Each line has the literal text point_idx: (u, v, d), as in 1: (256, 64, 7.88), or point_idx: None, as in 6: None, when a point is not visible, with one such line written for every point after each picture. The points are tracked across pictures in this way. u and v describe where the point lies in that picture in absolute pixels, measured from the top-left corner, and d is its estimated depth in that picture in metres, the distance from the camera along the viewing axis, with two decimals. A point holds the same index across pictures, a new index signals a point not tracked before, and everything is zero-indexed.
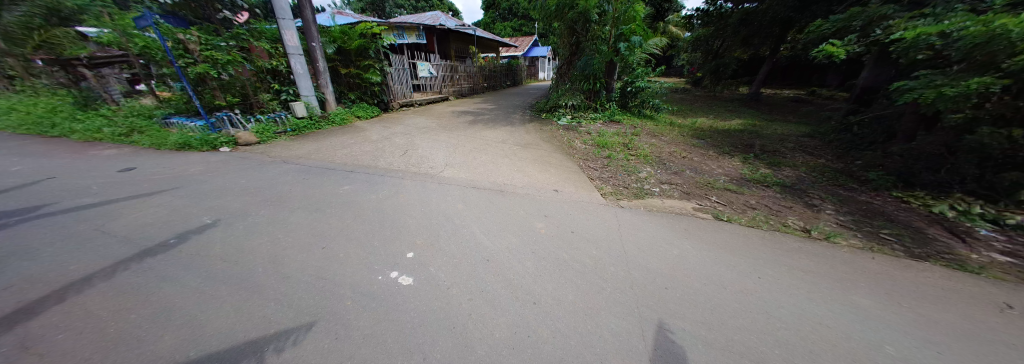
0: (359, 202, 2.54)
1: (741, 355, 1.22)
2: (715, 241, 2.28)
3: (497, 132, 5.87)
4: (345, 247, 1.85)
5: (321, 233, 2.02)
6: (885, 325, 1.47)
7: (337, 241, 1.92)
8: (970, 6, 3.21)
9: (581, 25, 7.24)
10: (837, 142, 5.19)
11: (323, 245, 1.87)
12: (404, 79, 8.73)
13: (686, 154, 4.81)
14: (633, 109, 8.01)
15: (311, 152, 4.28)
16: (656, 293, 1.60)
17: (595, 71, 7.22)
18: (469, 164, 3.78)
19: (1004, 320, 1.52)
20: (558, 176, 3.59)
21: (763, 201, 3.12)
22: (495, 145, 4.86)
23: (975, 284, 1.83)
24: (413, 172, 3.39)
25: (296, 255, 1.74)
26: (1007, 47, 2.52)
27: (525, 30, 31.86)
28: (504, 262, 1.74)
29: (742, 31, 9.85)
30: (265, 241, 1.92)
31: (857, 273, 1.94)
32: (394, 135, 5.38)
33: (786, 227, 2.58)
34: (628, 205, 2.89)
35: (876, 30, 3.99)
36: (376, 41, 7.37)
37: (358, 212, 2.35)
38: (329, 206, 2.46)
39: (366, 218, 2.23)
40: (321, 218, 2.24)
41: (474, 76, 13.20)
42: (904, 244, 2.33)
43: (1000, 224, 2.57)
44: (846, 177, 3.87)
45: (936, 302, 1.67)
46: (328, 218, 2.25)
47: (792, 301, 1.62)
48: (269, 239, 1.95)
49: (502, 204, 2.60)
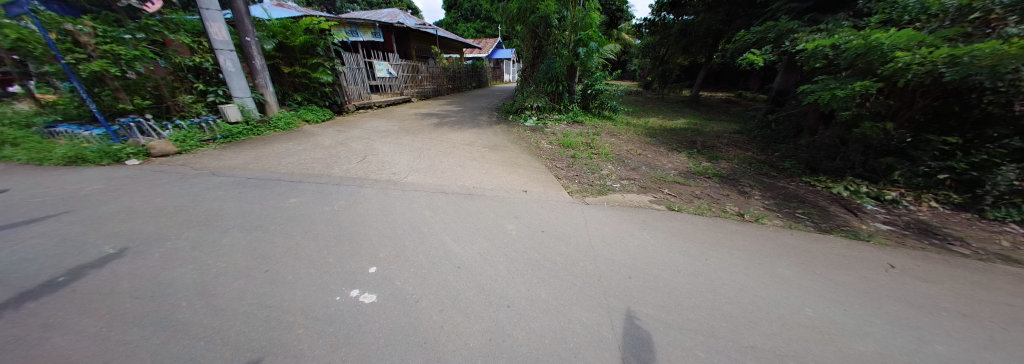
0: (310, 216, 2.31)
1: (696, 332, 1.37)
2: (669, 230, 2.49)
3: (463, 134, 5.76)
4: (293, 268, 1.66)
5: (262, 256, 1.79)
6: (803, 290, 1.74)
7: (283, 262, 1.72)
8: (851, 24, 3.96)
9: (542, 29, 7.46)
10: (761, 137, 6.02)
11: (267, 267, 1.67)
12: (359, 79, 8.19)
13: (641, 151, 5.20)
14: (593, 110, 8.43)
15: (250, 161, 3.80)
16: (620, 284, 1.70)
17: (558, 74, 7.47)
18: (435, 168, 3.67)
19: (885, 278, 1.91)
20: (527, 176, 3.65)
21: (707, 191, 3.49)
22: (461, 147, 4.78)
23: (865, 250, 2.26)
24: (374, 179, 3.19)
25: (232, 283, 1.52)
26: (881, 57, 3.15)
27: (488, 33, 32.00)
28: (475, 268, 1.71)
29: (683, 40, 11.01)
30: (190, 270, 1.64)
31: (781, 248, 2.27)
32: (351, 140, 5.01)
33: (725, 212, 2.91)
34: (593, 202, 3.02)
35: (786, 41, 4.72)
36: (325, 38, 6.82)
37: (309, 227, 2.14)
38: (272, 223, 2.19)
39: (320, 234, 2.04)
40: (264, 237, 1.99)
41: (437, 77, 12.88)
42: (814, 220, 2.78)
43: (880, 201, 3.23)
44: (768, 167, 4.50)
45: (840, 267, 2.02)
46: (272, 236, 2.01)
47: (733, 278, 1.84)
48: (194, 267, 1.67)
49: (472, 208, 2.56)
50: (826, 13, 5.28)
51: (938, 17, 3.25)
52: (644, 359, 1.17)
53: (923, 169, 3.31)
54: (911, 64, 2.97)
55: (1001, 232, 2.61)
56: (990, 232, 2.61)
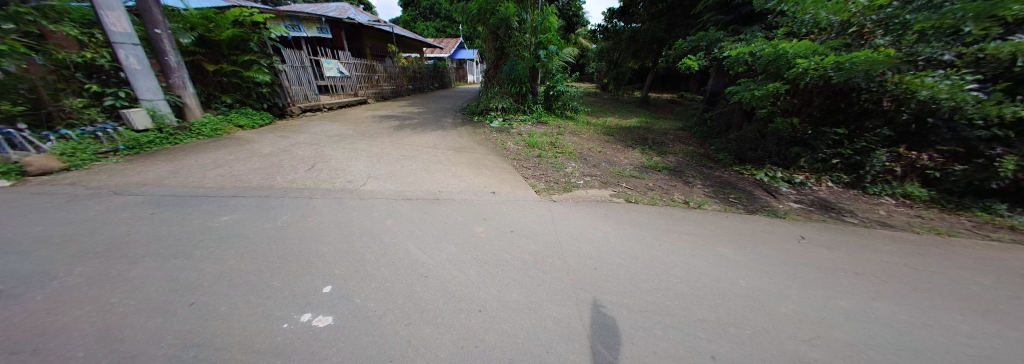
0: (246, 236, 2.02)
1: (655, 312, 1.50)
2: (628, 220, 2.68)
3: (426, 136, 5.56)
4: (227, 296, 1.41)
5: (185, 285, 1.49)
6: (738, 265, 2.01)
7: (213, 291, 1.45)
8: (763, 35, 4.65)
9: (503, 31, 7.51)
10: (699, 132, 6.76)
11: (191, 298, 1.39)
12: (305, 80, 7.62)
13: (601, 149, 5.50)
14: (557, 111, 8.67)
15: (167, 176, 3.23)
16: (587, 276, 1.78)
17: (521, 75, 7.60)
18: (397, 173, 3.49)
19: (797, 248, 2.29)
20: (494, 177, 3.65)
21: (659, 183, 3.82)
22: (424, 151, 4.60)
23: (783, 226, 2.68)
24: (326, 189, 2.92)
25: (142, 323, 1.21)
26: (786, 63, 3.73)
27: (449, 32, 31.37)
28: (443, 275, 1.65)
29: (632, 46, 11.92)
30: (75, 314, 1.26)
31: (719, 229, 2.58)
32: (298, 146, 4.54)
33: (674, 201, 3.23)
34: (560, 199, 3.14)
35: (715, 48, 5.37)
36: (258, 32, 6.09)
37: (247, 248, 1.87)
38: (197, 249, 1.86)
39: (260, 254, 1.80)
40: (186, 265, 1.68)
41: (396, 77, 12.25)
42: (743, 204, 3.21)
43: (792, 184, 3.84)
44: (706, 159, 5.06)
45: (765, 242, 2.37)
46: (198, 262, 1.70)
47: (683, 259, 2.06)
48: (86, 306, 1.31)
49: (438, 213, 2.48)
50: (745, 26, 6.13)
51: (824, 32, 3.97)
52: (610, 345, 1.26)
53: (821, 156, 4.04)
54: (809, 69, 3.56)
55: (877, 203, 3.33)
56: (869, 205, 3.29)
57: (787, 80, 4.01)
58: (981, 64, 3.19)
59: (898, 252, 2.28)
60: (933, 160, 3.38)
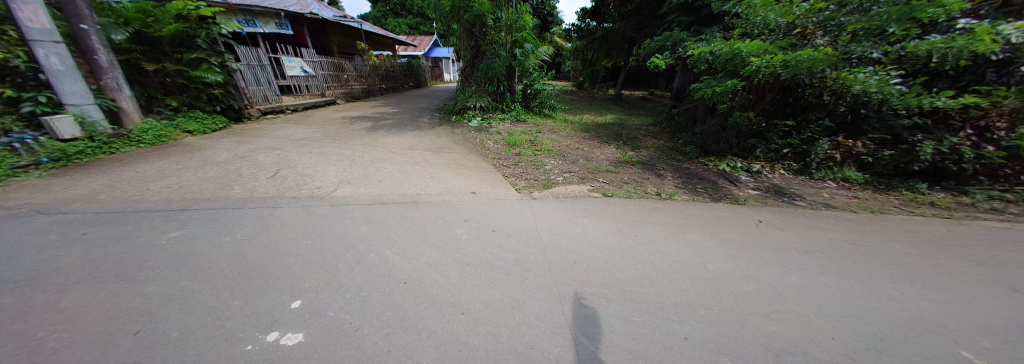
0: (201, 252, 1.84)
1: (633, 299, 1.58)
2: (605, 214, 2.78)
3: (402, 137, 5.38)
4: (179, 318, 1.26)
5: (127, 310, 1.31)
6: (706, 250, 2.16)
7: (162, 314, 1.29)
8: (721, 35, 4.99)
9: (479, 29, 7.44)
10: (668, 127, 7.12)
11: (134, 325, 1.22)
12: (264, 80, 7.11)
13: (578, 146, 5.63)
14: (535, 109, 8.73)
15: (103, 190, 2.86)
16: (568, 270, 1.82)
17: (498, 74, 7.59)
18: (373, 177, 3.36)
19: (756, 231, 2.49)
20: (474, 177, 3.62)
21: (634, 177, 3.98)
22: (401, 153, 4.45)
23: (745, 211, 2.91)
24: (293, 197, 2.75)
25: (76, 359, 1.03)
26: (741, 61, 4.02)
27: (422, 29, 30.53)
28: (424, 280, 1.61)
29: (605, 45, 12.30)
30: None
31: (688, 217, 2.75)
32: (260, 152, 4.22)
33: (647, 193, 3.39)
34: (540, 196, 3.18)
35: (680, 48, 5.69)
36: (207, 27, 5.57)
37: (202, 265, 1.70)
38: (141, 271, 1.63)
39: (217, 270, 1.64)
40: (128, 287, 1.48)
41: (367, 76, 11.74)
42: (709, 193, 3.44)
43: (750, 173, 4.17)
44: (675, 152, 5.35)
45: (729, 227, 2.56)
46: (143, 284, 1.50)
47: (657, 247, 2.17)
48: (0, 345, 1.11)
49: (417, 216, 2.42)
50: (706, 27, 6.55)
51: (772, 33, 4.33)
52: (591, 335, 1.31)
53: (774, 146, 4.42)
54: (761, 67, 3.88)
55: (821, 187, 3.70)
56: (815, 189, 3.65)
57: (743, 77, 4.32)
58: (902, 61, 3.66)
59: (839, 230, 2.57)
60: (865, 147, 3.87)
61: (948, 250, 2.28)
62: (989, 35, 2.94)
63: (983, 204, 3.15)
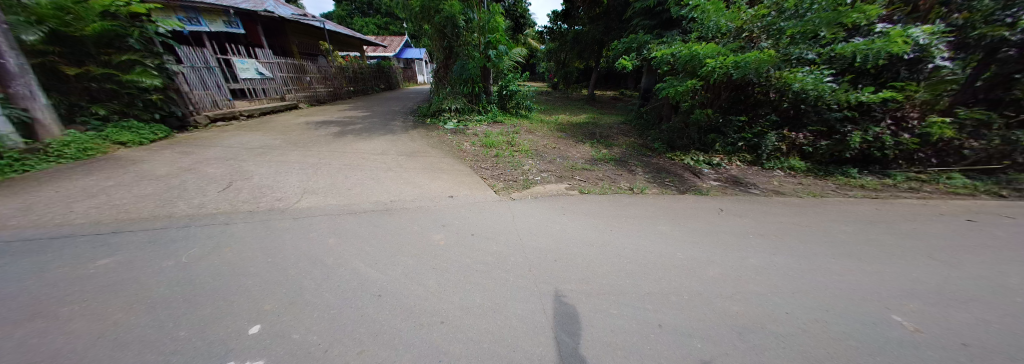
0: (137, 278, 1.61)
1: (611, 292, 1.63)
2: (582, 211, 2.85)
3: (373, 142, 5.15)
4: (107, 358, 1.08)
5: (37, 355, 1.10)
6: (675, 239, 2.29)
7: (85, 355, 1.10)
8: (681, 38, 5.32)
9: (450, 30, 7.32)
10: (638, 125, 7.46)
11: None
12: (211, 83, 6.48)
13: (554, 145, 5.73)
14: (511, 110, 8.75)
15: (11, 214, 2.45)
16: (547, 269, 1.84)
17: (472, 75, 7.52)
18: (342, 185, 3.18)
19: (718, 219, 2.69)
20: (451, 181, 3.55)
21: (609, 174, 4.13)
22: (372, 158, 4.26)
23: (709, 202, 3.12)
24: (249, 211, 2.52)
25: None
26: (699, 62, 4.30)
27: (393, 29, 29.53)
28: (399, 291, 1.54)
29: (576, 47, 12.65)
30: None
31: (659, 210, 2.90)
32: (211, 162, 3.84)
33: (621, 189, 3.52)
34: (519, 196, 3.19)
35: (645, 50, 5.98)
36: (140, 26, 4.98)
37: (138, 293, 1.48)
38: (62, 306, 1.38)
39: (156, 298, 1.44)
40: (37, 327, 1.24)
41: (332, 78, 11.11)
42: (677, 186, 3.65)
43: (711, 165, 4.49)
44: (644, 148, 5.61)
45: (695, 217, 2.74)
46: (58, 321, 1.28)
47: (630, 240, 2.26)
48: None
49: (390, 224, 2.32)
50: (667, 30, 6.95)
51: (724, 36, 4.68)
52: (572, 331, 1.33)
53: (730, 140, 4.79)
54: (716, 68, 4.18)
55: (771, 176, 4.08)
56: (767, 177, 4.01)
57: (701, 77, 4.63)
58: (832, 61, 4.13)
59: (788, 214, 2.85)
60: (806, 138, 4.36)
61: (876, 226, 2.62)
62: (900, 38, 3.39)
63: (901, 184, 3.75)
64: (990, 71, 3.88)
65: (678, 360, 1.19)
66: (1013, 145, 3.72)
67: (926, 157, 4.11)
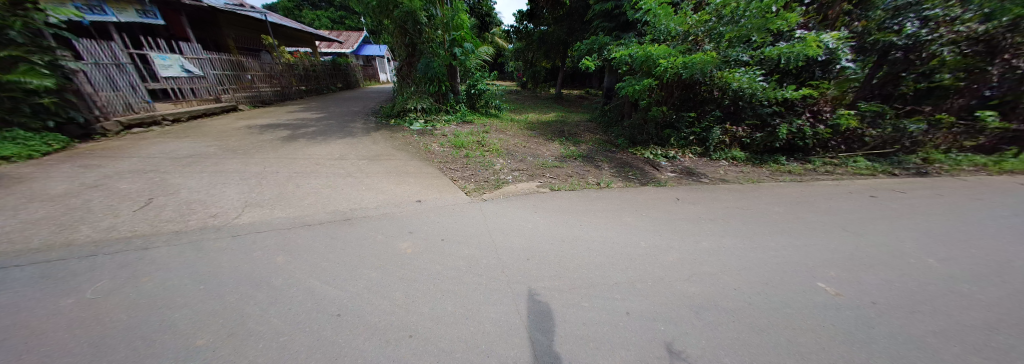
0: (15, 324, 1.29)
1: (580, 287, 1.67)
2: (552, 208, 2.89)
3: (330, 146, 4.78)
4: None
5: None
6: (638, 229, 2.43)
7: None
8: (636, 40, 5.64)
9: (412, 27, 7.02)
10: (602, 122, 7.79)
11: None
12: (124, 83, 5.55)
13: (525, 144, 5.77)
14: (480, 109, 8.63)
15: None
16: (520, 269, 1.84)
17: (438, 74, 7.31)
18: (295, 195, 2.91)
19: (676, 208, 2.91)
20: (418, 184, 3.41)
21: (577, 170, 4.26)
22: (329, 164, 3.95)
23: (667, 192, 3.37)
24: (178, 231, 2.19)
25: None
26: (653, 62, 4.59)
27: (349, 24, 27.67)
28: (362, 307, 1.43)
29: (542, 47, 12.89)
30: None
31: (623, 202, 3.05)
32: (127, 176, 3.27)
33: (589, 184, 3.66)
34: (491, 197, 3.16)
35: (606, 50, 6.25)
36: (25, 14, 4.12)
37: (16, 341, 1.18)
38: None
39: (42, 347, 1.16)
40: None
41: (279, 77, 10.09)
42: (638, 179, 3.88)
43: (668, 158, 4.84)
44: (608, 144, 5.87)
45: (655, 207, 2.93)
46: None
47: (598, 234, 2.35)
48: None
49: (351, 236, 2.16)
50: (624, 33, 7.34)
51: (674, 39, 4.92)
52: (545, 329, 1.35)
53: (683, 134, 5.20)
54: (668, 68, 4.50)
55: (718, 165, 4.51)
56: (714, 167, 4.44)
57: (656, 77, 4.95)
58: (762, 63, 4.65)
59: (733, 199, 3.17)
60: (745, 131, 4.90)
61: (802, 205, 3.02)
62: (814, 43, 3.93)
63: (819, 168, 4.38)
64: (883, 71, 4.85)
65: (646, 345, 1.26)
66: (902, 133, 4.61)
67: (837, 144, 4.86)
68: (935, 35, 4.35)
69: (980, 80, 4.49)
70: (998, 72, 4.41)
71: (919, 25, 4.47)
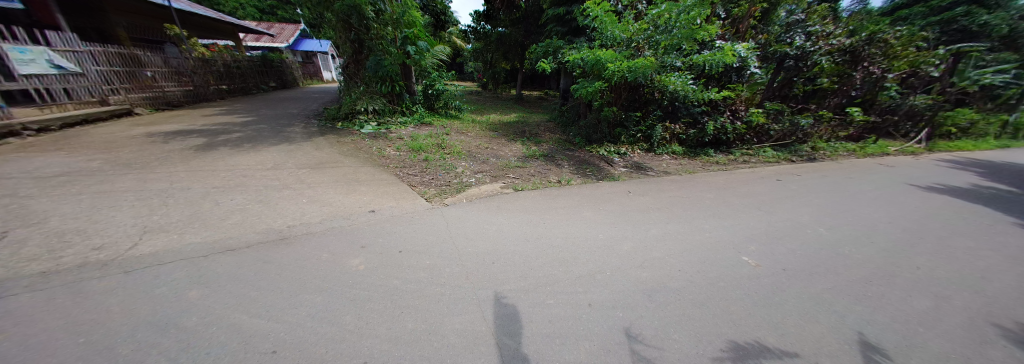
0: None
1: (543, 285, 1.70)
2: (516, 209, 2.90)
3: (264, 154, 4.20)
4: None
5: None
6: (595, 223, 2.56)
7: None
8: (587, 44, 5.97)
9: (357, 21, 6.50)
10: (561, 122, 8.09)
11: None
12: None
13: (487, 145, 5.72)
14: (439, 111, 8.32)
15: None
16: (484, 274, 1.81)
17: (390, 72, 6.88)
18: (218, 214, 2.49)
19: (628, 200, 3.14)
20: (371, 193, 3.16)
21: (539, 169, 4.35)
22: (262, 174, 3.47)
23: (620, 186, 3.62)
24: (43, 271, 1.69)
25: None
26: (602, 66, 4.89)
27: (283, 16, 24.72)
28: (305, 338, 1.25)
29: (501, 48, 12.96)
30: None
31: (582, 198, 3.20)
32: None
33: (550, 182, 3.76)
34: (453, 201, 3.06)
35: (559, 54, 6.50)
36: None
37: None
38: None
39: None
40: None
41: (191, 74, 8.57)
42: (595, 175, 4.10)
43: (620, 155, 5.20)
44: (567, 143, 6.11)
45: (611, 200, 3.12)
46: None
47: (558, 231, 2.42)
48: None
49: (290, 257, 1.91)
50: (576, 37, 7.73)
51: (619, 45, 5.29)
52: (512, 333, 1.33)
53: (632, 132, 5.64)
54: (616, 71, 4.83)
55: (661, 159, 5.00)
56: (658, 161, 4.90)
57: (605, 79, 5.28)
58: (691, 68, 5.26)
59: (675, 189, 3.54)
60: (681, 128, 5.51)
61: (729, 190, 3.49)
62: (729, 52, 4.56)
63: (739, 158, 5.13)
64: (781, 76, 5.80)
65: (607, 334, 1.33)
66: (796, 127, 5.62)
67: (752, 138, 5.69)
68: (816, 46, 5.39)
69: (848, 84, 5.73)
70: (860, 76, 5.64)
71: (806, 38, 5.45)
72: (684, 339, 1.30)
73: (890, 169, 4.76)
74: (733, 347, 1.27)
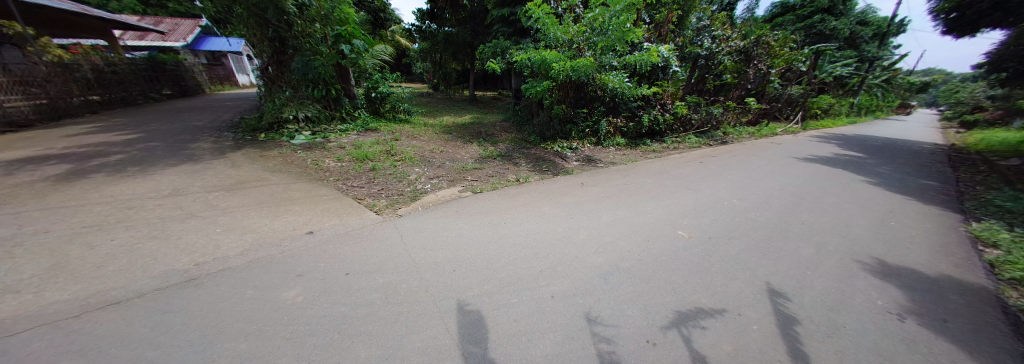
0: None
1: (506, 286, 1.70)
2: (475, 211, 2.86)
3: (161, 178, 3.44)
4: None
5: None
6: (552, 217, 2.65)
7: None
8: (532, 45, 6.15)
9: (275, 17, 5.69)
10: (515, 121, 8.20)
11: None
12: None
13: (441, 149, 5.53)
14: (386, 115, 7.76)
15: None
16: (445, 284, 1.74)
17: (322, 75, 6.20)
18: (97, 259, 1.96)
19: (582, 192, 3.32)
20: (309, 212, 2.81)
21: (497, 169, 4.35)
22: (161, 203, 2.84)
23: (574, 179, 3.81)
24: None
25: None
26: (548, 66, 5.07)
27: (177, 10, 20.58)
28: None
29: (448, 48, 12.64)
30: None
31: (539, 194, 3.27)
32: None
33: (508, 182, 3.79)
34: (407, 211, 2.88)
35: (506, 54, 6.58)
36: None
37: None
38: None
39: None
40: None
41: (46, 83, 6.63)
42: (550, 171, 4.25)
43: (572, 150, 5.49)
44: (522, 141, 6.21)
45: (566, 194, 3.27)
46: None
47: (518, 229, 2.44)
48: None
49: (207, 299, 1.59)
50: (522, 38, 7.89)
51: (562, 46, 5.57)
52: (478, 339, 1.31)
53: (580, 128, 5.98)
54: (561, 71, 5.06)
55: (607, 151, 5.42)
56: (605, 153, 5.30)
57: (552, 78, 5.50)
58: (625, 67, 5.79)
59: (621, 177, 3.85)
60: (622, 122, 6.05)
61: (666, 175, 3.92)
62: (654, 52, 5.12)
63: (671, 146, 5.83)
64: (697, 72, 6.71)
65: (570, 323, 1.38)
66: (710, 116, 6.59)
67: (679, 127, 6.49)
68: (719, 48, 6.30)
69: (745, 79, 6.93)
70: (752, 72, 6.81)
71: (712, 41, 6.33)
72: (637, 314, 1.42)
73: (779, 146, 5.88)
74: (677, 313, 1.43)
